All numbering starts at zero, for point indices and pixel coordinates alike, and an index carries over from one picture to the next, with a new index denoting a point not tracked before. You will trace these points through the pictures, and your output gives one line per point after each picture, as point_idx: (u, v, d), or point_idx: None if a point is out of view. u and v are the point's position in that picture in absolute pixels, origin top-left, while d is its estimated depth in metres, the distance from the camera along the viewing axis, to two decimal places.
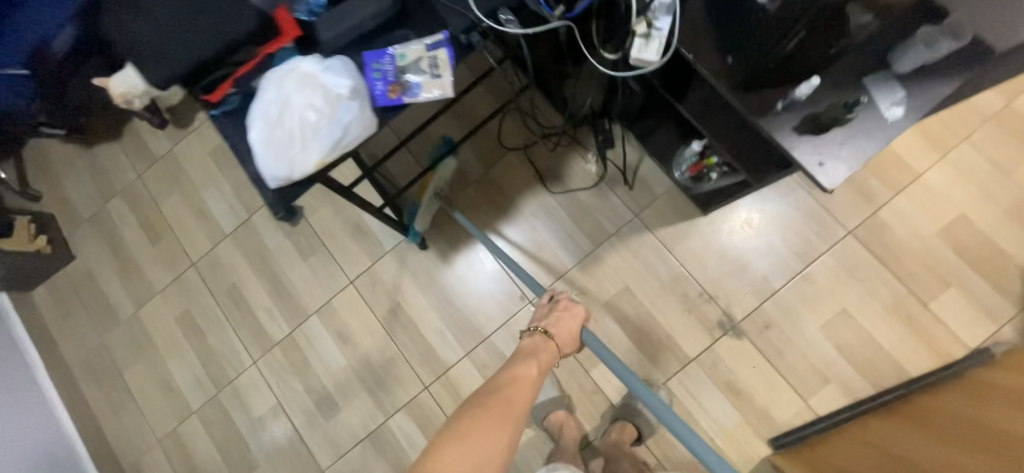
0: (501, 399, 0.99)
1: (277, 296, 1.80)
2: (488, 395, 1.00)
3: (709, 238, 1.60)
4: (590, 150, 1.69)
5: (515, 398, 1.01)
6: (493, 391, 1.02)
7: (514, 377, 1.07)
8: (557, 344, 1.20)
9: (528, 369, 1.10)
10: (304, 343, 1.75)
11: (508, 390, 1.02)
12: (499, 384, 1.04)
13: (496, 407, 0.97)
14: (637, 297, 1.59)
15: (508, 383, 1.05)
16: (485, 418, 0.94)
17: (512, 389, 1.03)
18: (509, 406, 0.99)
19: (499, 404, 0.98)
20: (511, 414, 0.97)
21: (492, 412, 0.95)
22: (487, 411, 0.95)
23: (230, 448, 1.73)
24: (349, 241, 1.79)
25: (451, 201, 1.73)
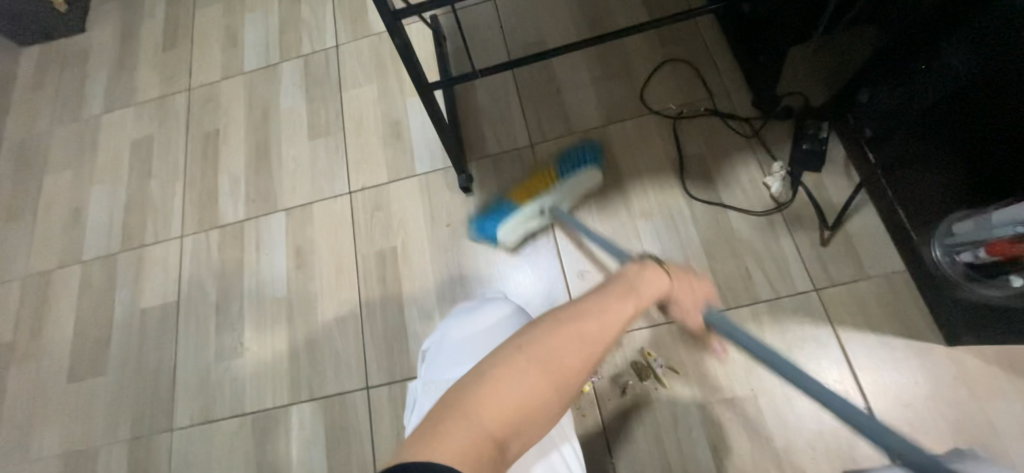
0: (564, 349, 0.48)
1: (254, 168, 1.28)
2: (542, 326, 0.50)
3: (938, 388, 0.86)
4: (777, 159, 1.03)
5: (585, 341, 0.50)
6: (550, 325, 0.50)
7: (589, 312, 0.53)
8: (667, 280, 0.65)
9: (619, 306, 0.56)
10: (251, 241, 1.21)
11: (578, 329, 0.50)
12: (563, 317, 0.51)
13: (551, 357, 0.47)
14: (763, 424, 0.89)
15: (587, 324, 0.51)
16: (530, 370, 0.46)
17: (584, 335, 0.50)
18: (573, 366, 0.48)
19: (553, 351, 0.48)
20: (572, 375, 0.48)
21: (551, 369, 0.47)
22: (542, 357, 0.47)
23: (88, 330, 1.20)
24: (375, 139, 1.24)
25: (536, 146, 1.14)
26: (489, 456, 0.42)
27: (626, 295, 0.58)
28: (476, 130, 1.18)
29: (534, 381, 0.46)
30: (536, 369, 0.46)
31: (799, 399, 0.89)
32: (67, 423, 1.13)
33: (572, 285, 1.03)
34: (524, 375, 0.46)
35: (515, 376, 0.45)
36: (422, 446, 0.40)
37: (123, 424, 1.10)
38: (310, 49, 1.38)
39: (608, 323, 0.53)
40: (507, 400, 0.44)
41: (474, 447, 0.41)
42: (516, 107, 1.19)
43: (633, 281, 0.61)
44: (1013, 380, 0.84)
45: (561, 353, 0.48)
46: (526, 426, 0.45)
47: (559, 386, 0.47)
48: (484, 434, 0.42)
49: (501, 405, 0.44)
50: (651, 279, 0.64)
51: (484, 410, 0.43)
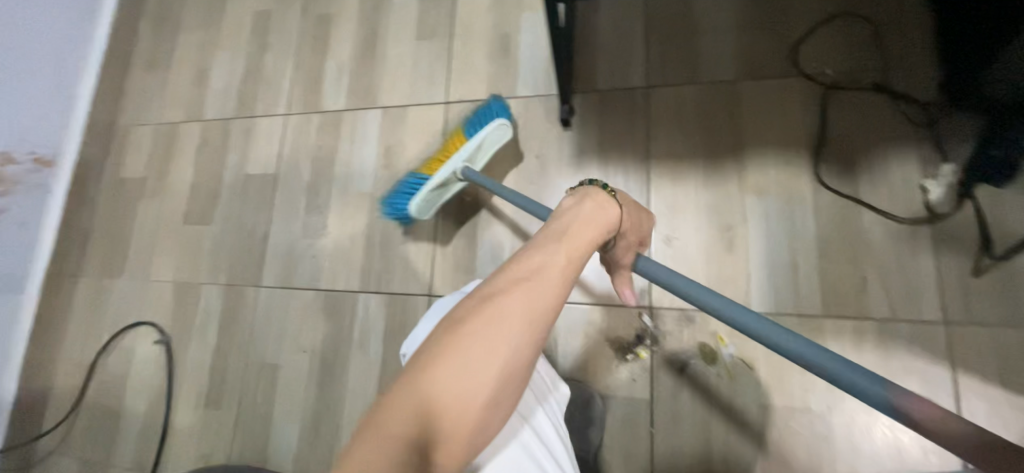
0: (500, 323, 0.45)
1: (359, 60, 1.28)
2: (449, 320, 0.46)
3: None
4: (947, 162, 0.85)
5: (500, 318, 0.45)
6: (483, 300, 0.47)
7: (508, 284, 0.47)
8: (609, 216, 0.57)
9: (549, 267, 0.48)
10: (346, 133, 1.24)
11: (489, 306, 0.45)
12: (482, 297, 0.46)
13: (483, 335, 0.44)
14: (827, 443, 0.82)
15: (518, 290, 0.46)
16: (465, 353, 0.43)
17: (499, 319, 0.45)
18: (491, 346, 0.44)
19: (486, 327, 0.44)
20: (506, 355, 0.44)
21: (490, 349, 0.44)
22: (475, 334, 0.44)
23: (202, 183, 1.34)
24: (481, 51, 1.18)
25: (652, 90, 1.02)
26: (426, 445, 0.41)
27: (565, 241, 0.52)
28: (589, 60, 1.08)
29: (446, 371, 0.43)
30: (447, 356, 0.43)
31: (879, 431, 0.80)
32: (180, 258, 1.31)
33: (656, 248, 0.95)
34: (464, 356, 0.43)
35: (425, 374, 0.43)
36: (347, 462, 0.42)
37: (222, 270, 1.26)
38: None
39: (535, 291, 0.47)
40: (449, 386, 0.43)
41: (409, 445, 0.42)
42: (640, 42, 1.05)
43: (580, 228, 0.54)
44: None
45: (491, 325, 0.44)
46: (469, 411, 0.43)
47: (479, 365, 0.43)
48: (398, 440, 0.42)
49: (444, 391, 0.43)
50: (596, 218, 0.56)
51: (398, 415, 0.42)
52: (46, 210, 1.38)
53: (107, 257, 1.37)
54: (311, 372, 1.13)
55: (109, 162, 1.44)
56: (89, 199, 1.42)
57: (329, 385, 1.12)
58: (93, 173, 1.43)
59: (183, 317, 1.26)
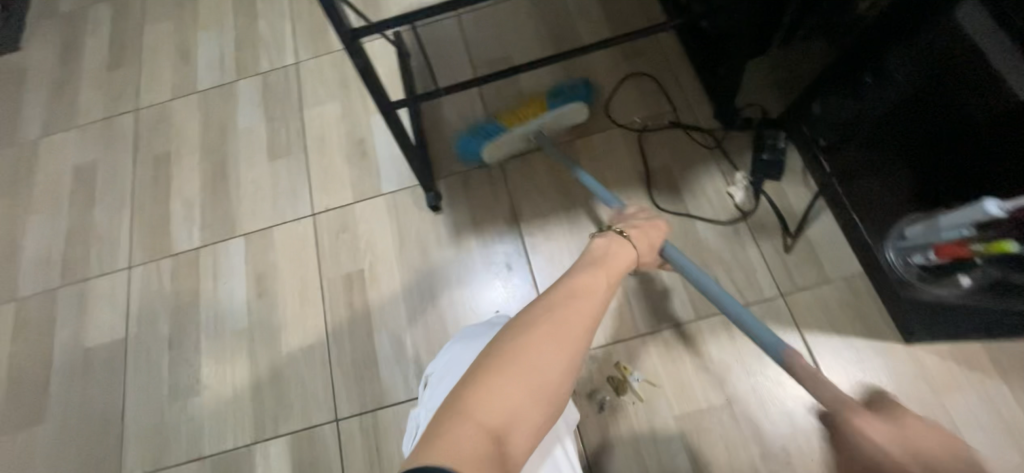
0: (556, 332, 0.50)
1: (210, 192, 1.22)
2: (524, 326, 0.50)
3: (900, 385, 0.89)
4: (739, 169, 1.06)
5: (568, 325, 0.51)
6: (531, 311, 0.52)
7: (563, 300, 0.54)
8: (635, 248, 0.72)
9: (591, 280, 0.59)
10: (207, 270, 1.14)
11: (557, 315, 0.52)
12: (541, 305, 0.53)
13: (541, 340, 0.49)
14: (739, 432, 0.89)
15: (571, 307, 0.53)
16: (526, 359, 0.47)
17: (564, 322, 0.51)
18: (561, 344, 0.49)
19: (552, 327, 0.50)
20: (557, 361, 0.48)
21: (533, 362, 0.47)
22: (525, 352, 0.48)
23: (23, 375, 1.10)
24: (339, 158, 1.21)
25: (505, 162, 1.14)
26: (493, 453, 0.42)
27: (597, 268, 0.63)
28: (443, 147, 1.17)
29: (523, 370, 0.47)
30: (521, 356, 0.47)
31: (772, 405, 0.90)
32: None
33: None
34: (520, 362, 0.47)
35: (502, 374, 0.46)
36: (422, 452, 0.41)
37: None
38: (269, 67, 1.33)
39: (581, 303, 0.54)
40: (507, 391, 0.45)
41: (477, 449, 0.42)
42: (483, 124, 1.18)
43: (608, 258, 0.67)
44: (969, 375, 0.88)
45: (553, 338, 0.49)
46: (523, 415, 0.46)
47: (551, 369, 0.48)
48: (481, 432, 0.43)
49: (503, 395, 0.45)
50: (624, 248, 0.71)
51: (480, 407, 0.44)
52: None
53: None
54: None
55: None
56: None
57: None
58: None
59: None
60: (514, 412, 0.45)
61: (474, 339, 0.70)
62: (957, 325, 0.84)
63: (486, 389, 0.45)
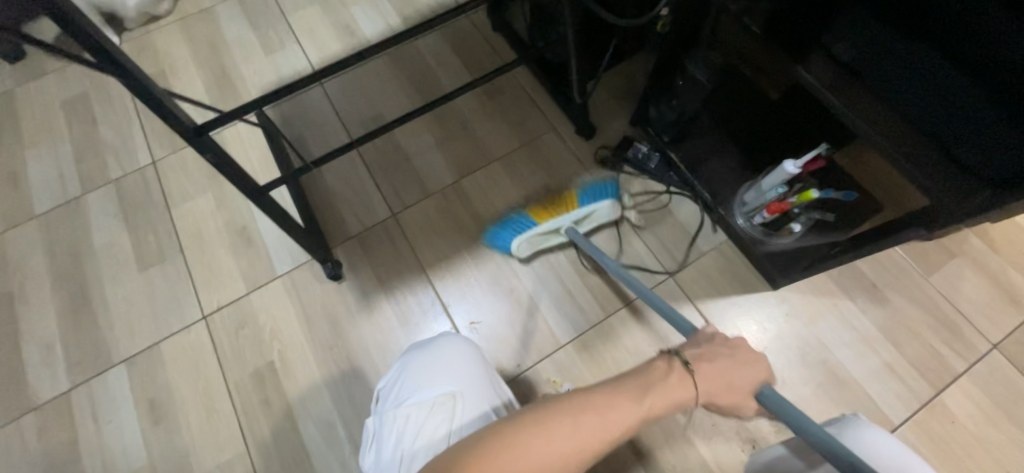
0: (585, 439, 0.45)
1: (72, 325, 1.08)
2: (563, 412, 0.46)
3: (779, 327, 1.03)
4: (608, 174, 1.18)
5: (594, 439, 0.46)
6: (572, 404, 0.48)
7: (599, 410, 0.48)
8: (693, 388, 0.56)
9: (634, 404, 0.50)
10: (85, 412, 1.00)
11: (595, 424, 0.47)
12: (580, 405, 0.48)
13: (570, 437, 0.45)
14: (667, 409, 0.97)
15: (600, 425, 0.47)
16: (552, 447, 0.44)
17: (597, 434, 0.46)
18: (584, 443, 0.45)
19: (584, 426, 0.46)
20: (579, 458, 0.45)
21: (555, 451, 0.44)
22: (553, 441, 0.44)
23: None
24: (222, 251, 1.14)
25: (398, 215, 1.15)
26: None
27: (646, 391, 0.53)
28: (333, 216, 1.16)
29: (543, 454, 0.43)
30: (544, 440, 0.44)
31: None
32: None
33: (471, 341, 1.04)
34: (544, 446, 0.44)
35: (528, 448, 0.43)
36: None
37: None
38: (120, 172, 1.23)
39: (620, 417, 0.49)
40: (527, 468, 0.42)
41: None
42: (369, 183, 1.19)
43: (659, 380, 0.54)
44: (824, 301, 1.04)
45: (580, 443, 0.45)
46: None
47: (565, 460, 0.44)
48: None
49: (520, 469, 0.42)
50: (680, 384, 0.55)
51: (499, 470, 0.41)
52: None
53: None
54: None
55: None
56: None
57: None
58: None
59: None
60: None
61: (424, 347, 0.73)
62: (793, 270, 0.97)
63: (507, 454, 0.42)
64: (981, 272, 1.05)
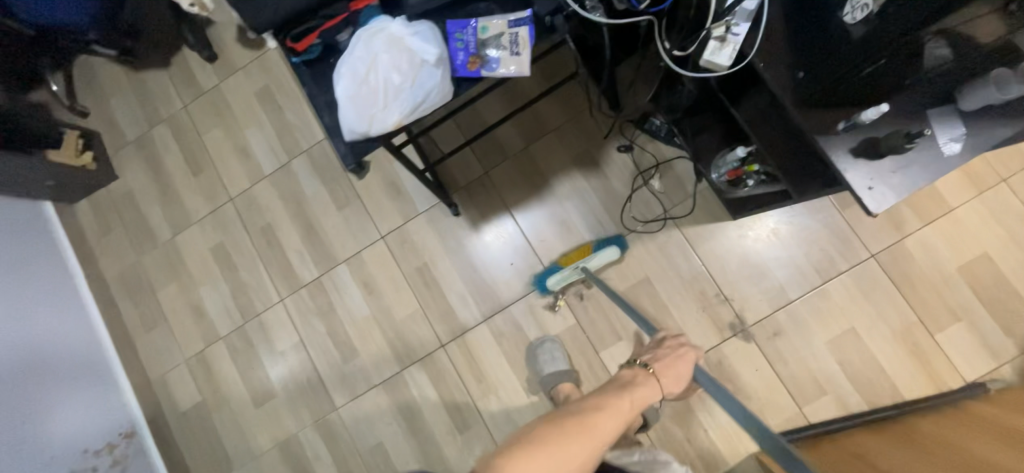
0: (588, 433, 0.84)
1: (309, 242, 1.87)
2: (568, 426, 0.84)
3: (733, 242, 1.63)
4: (628, 140, 1.72)
5: (598, 441, 0.84)
6: (573, 414, 0.87)
7: (595, 414, 0.88)
8: (658, 380, 1.03)
9: (623, 401, 0.94)
10: (331, 288, 1.83)
11: (594, 425, 0.86)
12: (577, 412, 0.88)
13: (576, 445, 0.81)
14: (656, 291, 1.65)
15: (599, 429, 0.86)
16: (567, 446, 0.81)
17: (600, 425, 0.86)
18: (592, 438, 0.84)
19: (580, 436, 0.83)
20: (587, 448, 0.82)
21: (568, 453, 0.80)
22: (561, 447, 0.80)
23: (250, 376, 1.84)
24: (384, 197, 1.84)
25: (489, 172, 1.78)
26: None
27: (626, 393, 0.96)
28: (447, 172, 1.79)
29: (562, 452, 0.80)
30: (563, 444, 0.81)
31: (671, 272, 1.65)
32: (267, 428, 1.81)
33: (536, 248, 1.74)
34: (558, 450, 0.80)
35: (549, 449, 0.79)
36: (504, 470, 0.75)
37: (306, 418, 1.79)
38: (308, 145, 1.90)
39: (613, 415, 0.90)
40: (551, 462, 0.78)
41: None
42: (468, 151, 1.79)
43: (636, 385, 0.99)
44: (766, 227, 1.62)
45: (578, 440, 0.82)
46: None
47: (581, 456, 0.81)
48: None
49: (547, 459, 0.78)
50: (649, 381, 1.02)
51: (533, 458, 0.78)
52: (149, 463, 1.81)
53: (215, 464, 1.82)
54: (402, 431, 1.73)
55: (166, 407, 1.87)
56: (170, 437, 1.85)
57: (418, 432, 1.73)
58: (160, 420, 1.86)
59: (298, 462, 1.78)
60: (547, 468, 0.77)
61: None
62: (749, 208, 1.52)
63: (539, 454, 0.78)
64: None
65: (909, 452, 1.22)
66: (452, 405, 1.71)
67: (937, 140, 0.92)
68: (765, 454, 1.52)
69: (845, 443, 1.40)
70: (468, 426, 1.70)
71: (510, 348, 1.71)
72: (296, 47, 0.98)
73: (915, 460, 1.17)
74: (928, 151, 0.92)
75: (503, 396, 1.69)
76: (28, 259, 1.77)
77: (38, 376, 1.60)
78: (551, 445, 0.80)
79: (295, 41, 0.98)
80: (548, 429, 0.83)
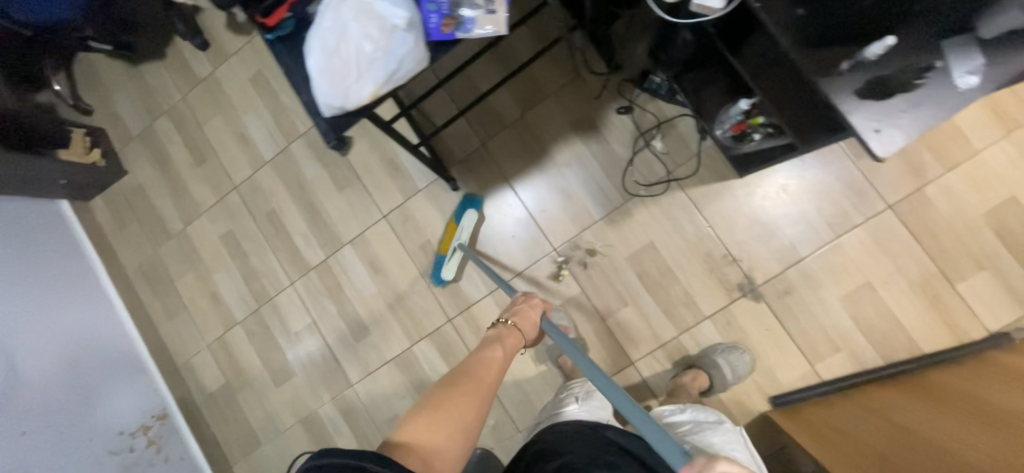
0: (471, 386, 0.94)
1: (313, 225, 1.89)
2: (451, 386, 0.93)
3: (739, 201, 1.58)
4: (628, 101, 1.65)
5: (480, 391, 0.94)
6: (454, 377, 0.96)
7: (471, 370, 0.99)
8: (522, 328, 1.19)
9: (496, 352, 1.06)
10: (338, 269, 1.86)
11: (472, 378, 0.96)
12: (459, 373, 0.97)
13: (463, 401, 0.90)
14: (661, 255, 1.62)
15: (480, 380, 0.97)
16: (455, 401, 0.89)
17: (478, 377, 0.97)
18: (478, 391, 0.94)
19: (465, 391, 0.92)
20: (476, 402, 0.92)
21: (454, 410, 0.88)
22: (446, 406, 0.88)
23: (269, 358, 1.91)
24: (383, 176, 1.83)
25: (486, 143, 1.75)
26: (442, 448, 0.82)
27: (495, 345, 1.08)
28: (444, 147, 1.77)
29: (454, 410, 0.88)
30: (452, 403, 0.89)
31: (676, 235, 1.61)
32: (289, 405, 1.89)
33: (538, 218, 1.72)
34: (453, 410, 0.88)
35: (437, 409, 0.87)
36: (403, 437, 0.82)
37: (324, 395, 1.86)
38: (305, 128, 1.90)
39: (485, 369, 1.00)
40: (441, 422, 0.85)
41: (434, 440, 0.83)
42: (463, 123, 1.76)
43: (502, 339, 1.12)
44: (775, 183, 1.56)
45: (463, 394, 0.92)
46: (456, 436, 0.86)
47: (473, 409, 0.91)
48: (426, 436, 0.83)
49: (439, 418, 0.86)
50: (513, 332, 1.16)
51: (421, 425, 0.84)
52: (183, 442, 1.92)
53: (244, 440, 1.91)
54: None
55: (194, 390, 1.96)
56: (200, 417, 1.95)
57: None
58: (190, 401, 1.96)
59: (320, 436, 1.85)
60: (440, 430, 0.84)
61: None
62: (755, 163, 1.45)
63: (427, 417, 0.85)
64: (898, 156, 1.49)
65: (930, 407, 1.18)
66: None
67: (949, 74, 0.84)
68: (777, 413, 1.50)
69: (861, 399, 1.37)
70: None
71: None
72: (266, 23, 0.96)
73: (937, 416, 1.13)
74: (940, 87, 0.84)
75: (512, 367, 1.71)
76: (54, 260, 1.85)
77: (74, 365, 1.70)
78: (440, 405, 0.88)
79: (263, 16, 0.95)
80: (434, 393, 0.91)
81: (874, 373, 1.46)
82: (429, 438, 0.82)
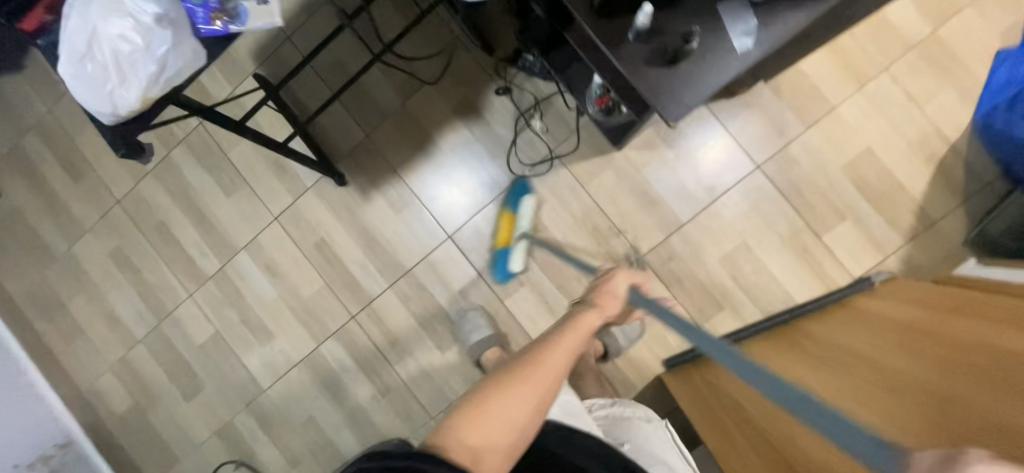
0: (541, 374, 0.78)
1: (205, 233, 1.82)
2: (518, 377, 0.78)
3: (620, 173, 1.60)
4: (505, 82, 1.63)
5: (551, 382, 0.78)
6: (523, 358, 0.81)
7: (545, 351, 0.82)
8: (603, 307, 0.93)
9: (585, 322, 0.89)
10: (235, 277, 1.81)
11: (540, 362, 0.79)
12: (523, 355, 0.81)
13: (523, 395, 0.76)
14: (551, 233, 1.63)
15: (549, 366, 0.79)
16: (511, 395, 0.76)
17: (554, 365, 0.80)
18: (546, 377, 0.78)
19: (525, 383, 0.77)
20: (545, 390, 0.77)
21: (508, 413, 0.75)
22: (505, 410, 0.75)
23: (175, 373, 1.86)
24: (270, 177, 1.77)
25: (369, 135, 1.71)
26: (497, 447, 0.73)
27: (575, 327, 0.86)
28: (327, 143, 1.72)
29: (510, 404, 0.75)
30: (509, 397, 0.75)
31: (564, 212, 1.63)
32: (202, 418, 1.85)
33: (429, 207, 1.70)
34: (505, 404, 0.75)
35: (495, 404, 0.75)
36: (454, 432, 0.73)
37: (237, 404, 1.83)
38: (183, 133, 1.81)
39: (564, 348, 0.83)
40: (499, 423, 0.74)
41: (496, 437, 0.74)
42: (344, 116, 1.71)
43: (579, 318, 0.89)
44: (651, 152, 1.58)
45: (523, 386, 0.76)
46: (505, 439, 0.74)
47: (538, 399, 0.77)
48: (469, 447, 0.72)
49: (496, 419, 0.74)
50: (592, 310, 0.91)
51: (465, 428, 0.73)
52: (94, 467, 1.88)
53: (161, 458, 1.88)
54: (329, 402, 1.78)
55: (102, 414, 1.90)
56: (112, 440, 1.90)
57: (344, 401, 1.77)
58: (99, 426, 1.90)
59: (237, 445, 1.83)
60: (496, 432, 0.74)
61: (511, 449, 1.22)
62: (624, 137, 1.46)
63: (481, 416, 0.74)
64: (763, 117, 1.53)
65: (795, 358, 1.21)
66: (372, 371, 1.75)
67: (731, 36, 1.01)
68: (668, 375, 1.54)
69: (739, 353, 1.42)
70: (389, 389, 1.74)
71: (418, 309, 1.72)
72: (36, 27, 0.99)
73: (798, 366, 1.16)
74: (711, 49, 1.02)
75: (419, 356, 1.72)
76: None
77: None
78: (492, 406, 0.75)
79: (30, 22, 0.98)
80: (492, 386, 0.77)
81: (760, 327, 1.49)
82: (478, 445, 0.72)
